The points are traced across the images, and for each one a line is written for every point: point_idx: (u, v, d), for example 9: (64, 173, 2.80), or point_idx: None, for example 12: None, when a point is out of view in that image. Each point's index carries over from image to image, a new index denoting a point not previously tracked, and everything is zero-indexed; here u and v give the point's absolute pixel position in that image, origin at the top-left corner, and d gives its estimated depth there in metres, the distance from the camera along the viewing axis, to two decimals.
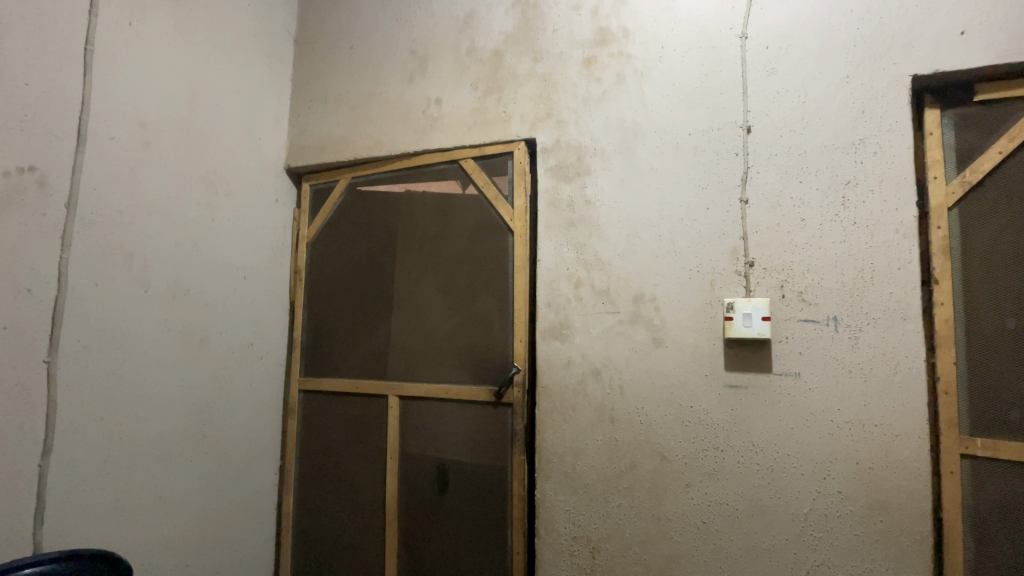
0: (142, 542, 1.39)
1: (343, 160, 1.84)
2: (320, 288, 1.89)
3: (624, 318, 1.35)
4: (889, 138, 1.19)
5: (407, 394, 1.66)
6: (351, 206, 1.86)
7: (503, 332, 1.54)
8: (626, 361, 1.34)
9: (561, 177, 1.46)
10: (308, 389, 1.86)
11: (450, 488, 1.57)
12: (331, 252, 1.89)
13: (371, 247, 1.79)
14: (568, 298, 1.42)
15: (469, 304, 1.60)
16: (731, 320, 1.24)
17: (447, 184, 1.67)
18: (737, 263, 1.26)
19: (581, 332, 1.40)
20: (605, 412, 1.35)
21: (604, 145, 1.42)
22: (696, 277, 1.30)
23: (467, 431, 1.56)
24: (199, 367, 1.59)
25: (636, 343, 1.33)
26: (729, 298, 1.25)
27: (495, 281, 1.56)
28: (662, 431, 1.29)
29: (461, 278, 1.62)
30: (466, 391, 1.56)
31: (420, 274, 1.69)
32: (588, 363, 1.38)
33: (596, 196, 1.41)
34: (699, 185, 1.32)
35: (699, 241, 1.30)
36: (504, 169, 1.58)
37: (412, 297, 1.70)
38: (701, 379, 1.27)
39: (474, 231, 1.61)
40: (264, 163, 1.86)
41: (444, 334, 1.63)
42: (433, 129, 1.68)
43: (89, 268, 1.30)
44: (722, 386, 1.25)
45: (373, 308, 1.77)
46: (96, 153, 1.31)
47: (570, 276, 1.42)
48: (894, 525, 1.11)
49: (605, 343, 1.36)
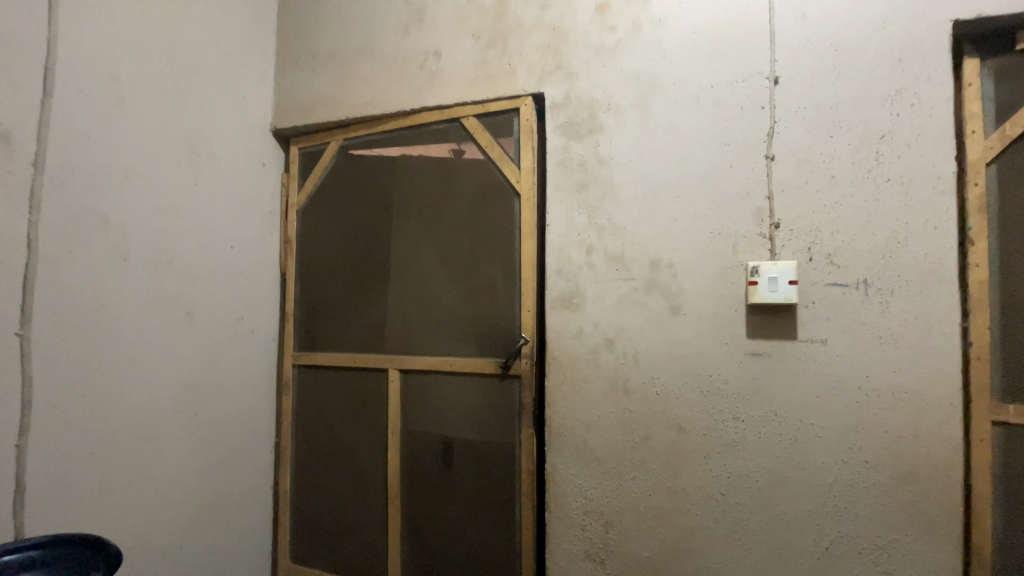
0: (130, 526, 1.32)
1: (333, 121, 1.72)
2: (312, 260, 1.80)
3: (639, 286, 1.28)
4: (926, 89, 1.10)
5: (408, 369, 1.59)
6: (343, 172, 1.75)
7: (509, 302, 1.46)
8: (641, 331, 1.27)
9: (572, 136, 1.36)
10: (303, 364, 1.78)
11: (455, 463, 1.52)
12: (324, 221, 1.79)
13: (367, 213, 1.70)
14: (579, 264, 1.34)
15: (473, 274, 1.51)
16: (754, 285, 1.16)
17: (447, 145, 1.56)
18: (761, 226, 1.19)
19: (593, 300, 1.32)
20: (619, 384, 1.28)
21: (618, 100, 1.32)
22: (716, 240, 1.22)
23: (472, 405, 1.50)
24: (187, 342, 1.50)
25: (651, 312, 1.26)
26: (753, 261, 1.18)
27: (500, 248, 1.47)
28: (679, 402, 1.23)
29: (464, 245, 1.53)
30: (470, 365, 1.49)
31: (420, 243, 1.60)
32: (600, 333, 1.31)
33: (609, 156, 1.32)
34: (721, 142, 1.23)
35: (719, 202, 1.22)
36: (508, 128, 1.47)
37: (412, 267, 1.61)
38: (720, 347, 1.20)
39: (477, 195, 1.51)
40: (249, 125, 1.73)
41: (447, 306, 1.55)
42: (431, 85, 1.56)
43: (62, 234, 1.19)
44: (744, 354, 1.19)
45: (371, 279, 1.68)
46: (65, 105, 1.19)
47: (581, 241, 1.34)
48: (920, 495, 1.07)
49: (618, 312, 1.29)
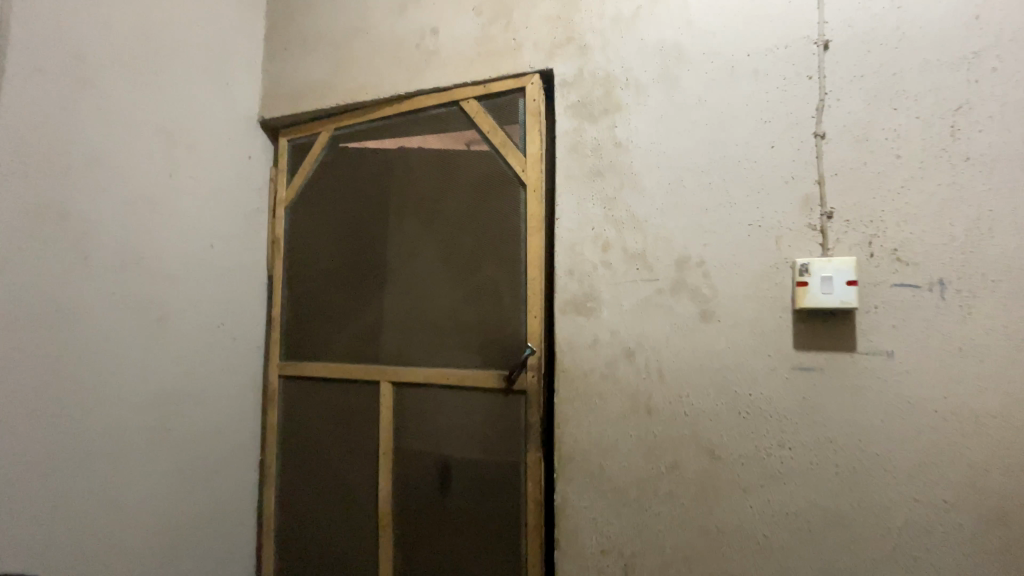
0: (87, 559, 1.17)
1: (323, 109, 1.58)
2: (301, 261, 1.65)
3: (664, 287, 1.10)
4: (1012, 49, 0.92)
5: (402, 382, 1.42)
6: (335, 164, 1.61)
7: (514, 306, 1.29)
8: (666, 341, 1.09)
9: (585, 116, 1.19)
10: (289, 375, 1.63)
11: (453, 489, 1.34)
12: (313, 218, 1.64)
13: (360, 209, 1.55)
14: (593, 263, 1.16)
15: (474, 275, 1.35)
16: (804, 286, 0.97)
17: (446, 132, 1.40)
18: (810, 216, 1.00)
19: (610, 304, 1.14)
20: (640, 402, 1.10)
21: (638, 75, 1.15)
22: (755, 234, 1.03)
23: (472, 423, 1.33)
24: (158, 350, 1.36)
25: (678, 318, 1.08)
26: (802, 258, 0.99)
27: (504, 245, 1.31)
28: (712, 425, 1.05)
29: (465, 242, 1.36)
30: (469, 378, 1.32)
31: (416, 241, 1.44)
32: (619, 342, 1.13)
33: (628, 138, 1.15)
34: (760, 119, 1.05)
35: (759, 189, 1.04)
36: (513, 110, 1.31)
37: (407, 267, 1.45)
38: (762, 360, 1.02)
39: (478, 186, 1.35)
40: (233, 114, 1.60)
41: (445, 311, 1.39)
42: (427, 66, 1.41)
43: (12, 229, 1.05)
44: (790, 369, 1.00)
45: (363, 281, 1.52)
46: (18, 84, 1.06)
47: (596, 237, 1.16)
48: (1015, 544, 0.87)
49: (639, 318, 1.11)
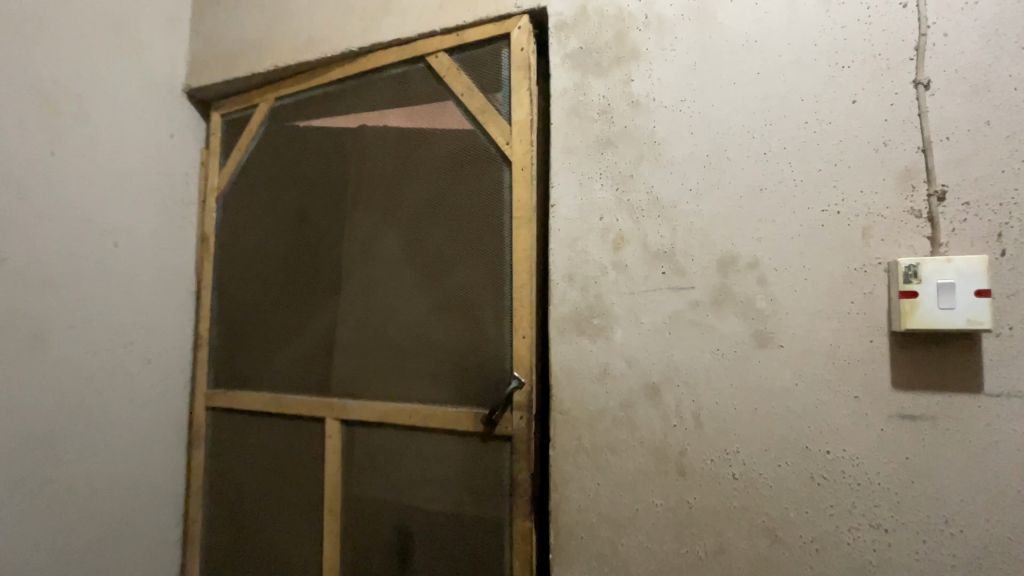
0: None
1: (260, 73, 1.26)
2: (233, 264, 1.33)
3: (699, 299, 0.79)
4: None
5: (353, 419, 1.10)
6: (275, 144, 1.29)
7: (495, 323, 0.97)
8: (702, 373, 0.79)
9: (589, 68, 0.88)
10: (217, 406, 1.30)
11: (416, 563, 1.02)
12: (249, 211, 1.32)
13: (304, 198, 1.23)
14: (601, 266, 0.86)
15: (444, 281, 1.04)
16: (913, 299, 0.66)
17: (409, 97, 1.09)
18: (913, 198, 0.70)
19: (624, 322, 0.84)
20: (667, 457, 0.80)
21: (661, 10, 0.85)
22: (831, 223, 0.74)
23: (441, 475, 1.01)
24: (27, 380, 1.04)
25: (719, 342, 0.78)
26: (907, 257, 0.67)
27: (483, 242, 0.99)
28: (771, 494, 0.75)
29: (434, 239, 1.05)
30: (437, 416, 1.01)
31: (373, 236, 1.13)
32: (637, 374, 0.82)
33: (648, 95, 0.84)
34: (835, 62, 0.75)
35: (836, 160, 0.74)
36: (493, 63, 0.99)
37: (362, 272, 1.14)
38: (842, 403, 0.72)
39: (449, 164, 1.04)
40: (149, 82, 1.29)
41: (408, 327, 1.07)
42: (386, 13, 1.10)
43: None
44: (887, 417, 0.70)
45: (308, 289, 1.21)
46: None
47: (605, 230, 0.86)
48: None
49: (665, 341, 0.81)
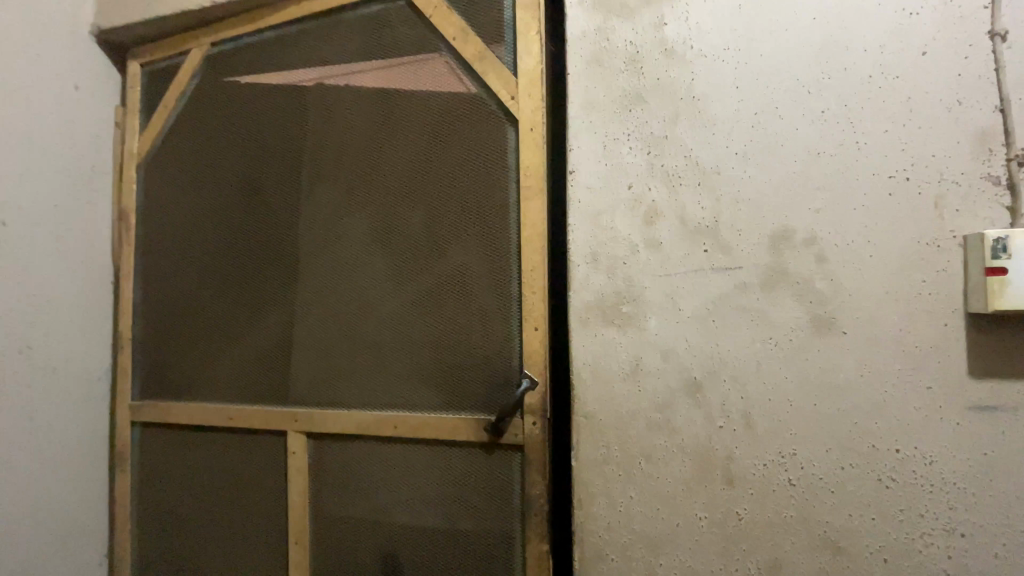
0: None
1: (192, 11, 1.03)
2: (160, 249, 1.09)
3: (747, 281, 0.69)
4: None
5: (322, 432, 0.92)
6: (210, 100, 1.05)
7: (499, 313, 0.83)
8: (752, 365, 0.68)
9: (612, 8, 0.75)
10: (145, 421, 1.07)
11: None
12: (178, 183, 1.08)
13: (249, 167, 1.01)
14: (630, 243, 0.73)
15: (433, 264, 0.87)
16: (999, 277, 0.58)
17: (385, 43, 0.91)
18: (990, 163, 0.62)
19: (659, 308, 0.71)
20: (713, 462, 0.70)
21: None
22: (899, 192, 0.65)
23: (433, 494, 0.86)
24: None
25: (771, 329, 0.68)
26: (993, 230, 0.59)
27: (482, 217, 0.84)
28: (832, 500, 0.66)
29: (418, 214, 0.88)
30: (430, 424, 0.85)
31: (338, 214, 0.93)
32: (675, 368, 0.71)
33: (684, 42, 0.72)
34: (900, 7, 0.66)
35: (903, 120, 0.65)
36: (493, 3, 0.84)
37: (326, 255, 0.94)
38: (912, 395, 0.64)
39: (438, 126, 0.87)
40: (41, 18, 1.02)
41: (387, 322, 0.90)
42: None
43: None
44: (964, 411, 0.62)
45: (256, 277, 0.99)
46: None
47: (634, 201, 0.73)
48: None
49: (707, 330, 0.70)
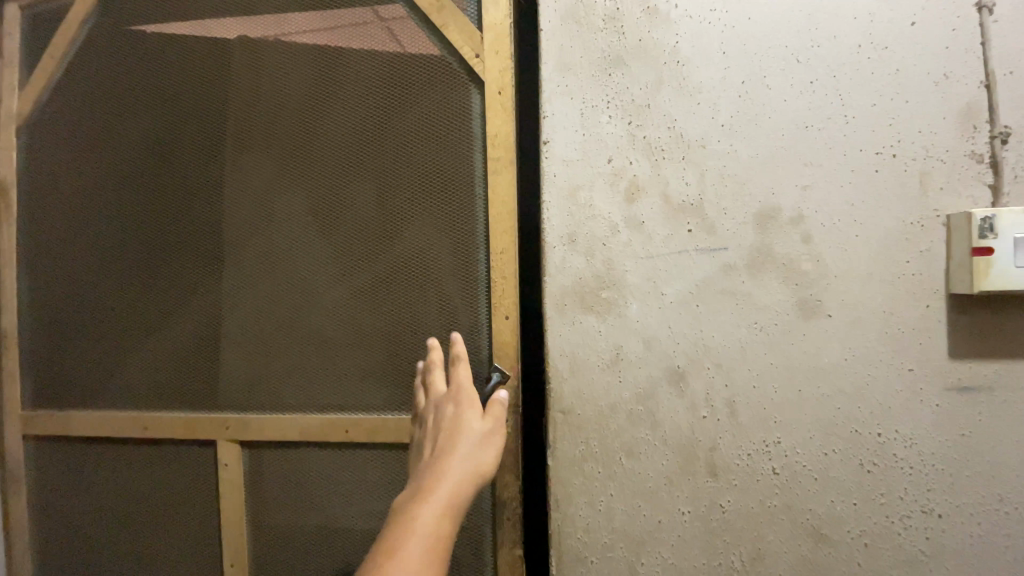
0: None
1: None
2: (49, 230, 0.91)
3: (732, 262, 0.65)
4: None
5: (261, 439, 0.81)
6: (105, 50, 0.87)
7: (465, 300, 0.75)
8: (737, 351, 0.65)
9: None
10: (40, 434, 0.91)
11: None
12: (68, 151, 0.89)
13: (157, 132, 0.85)
14: (610, 222, 0.66)
15: (388, 247, 0.77)
16: (984, 256, 0.58)
17: None
18: (974, 139, 0.61)
19: (641, 292, 0.66)
20: (696, 455, 0.66)
21: None
22: (885, 169, 0.62)
23: (393, 500, 0.78)
24: None
25: (756, 312, 0.64)
26: (979, 209, 0.58)
27: (444, 193, 0.74)
28: (815, 488, 0.64)
29: (369, 189, 0.77)
30: (388, 425, 0.76)
31: (271, 191, 0.81)
32: (658, 357, 0.66)
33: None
34: None
35: (890, 93, 0.62)
36: None
37: (259, 237, 0.81)
38: (894, 378, 0.62)
39: (389, 87, 0.75)
40: None
41: (334, 314, 0.79)
42: None
43: None
44: (943, 392, 0.61)
45: (173, 263, 0.84)
46: None
47: (614, 176, 0.66)
48: None
49: (692, 316, 0.65)
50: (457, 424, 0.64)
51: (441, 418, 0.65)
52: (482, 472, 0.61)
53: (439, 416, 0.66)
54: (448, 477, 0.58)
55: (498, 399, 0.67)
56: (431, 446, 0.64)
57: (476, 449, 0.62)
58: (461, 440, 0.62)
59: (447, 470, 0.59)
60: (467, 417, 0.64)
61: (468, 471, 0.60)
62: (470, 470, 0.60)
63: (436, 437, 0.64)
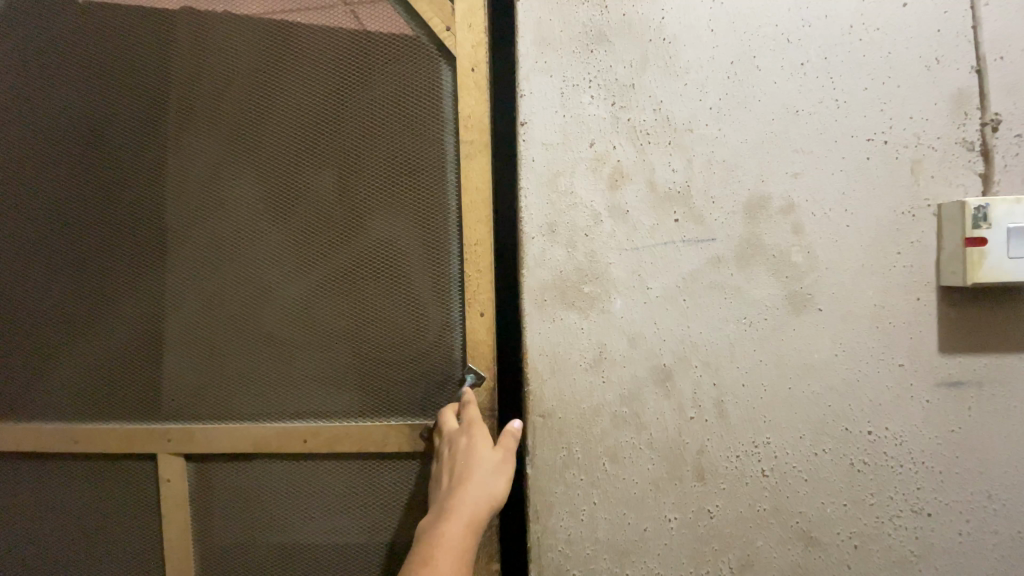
0: None
1: None
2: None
3: (722, 254, 0.61)
4: None
5: (211, 451, 0.73)
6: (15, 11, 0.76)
7: (437, 295, 0.69)
8: (726, 348, 0.61)
9: None
10: None
11: None
12: None
13: (79, 109, 0.74)
14: (593, 211, 0.62)
15: (353, 237, 0.70)
16: (977, 248, 0.56)
17: None
18: (965, 127, 0.59)
19: (626, 286, 0.62)
20: (684, 459, 0.62)
21: None
22: (877, 157, 0.60)
23: (358, 514, 0.72)
24: None
25: (747, 307, 0.61)
26: (972, 199, 0.56)
27: (414, 179, 0.68)
28: (806, 490, 0.61)
29: (331, 174, 0.70)
30: (351, 434, 0.70)
31: (218, 175, 0.72)
32: (644, 356, 0.62)
33: None
34: None
35: (882, 77, 0.60)
36: None
37: (207, 225, 0.73)
38: (886, 374, 0.60)
39: (352, 61, 0.68)
40: None
41: (287, 312, 0.72)
42: None
43: None
44: (934, 387, 0.60)
45: (107, 255, 0.75)
46: None
47: (597, 161, 0.62)
48: None
49: (680, 311, 0.61)
50: (470, 459, 0.60)
51: (452, 449, 0.62)
52: (497, 500, 0.60)
53: (451, 449, 0.62)
54: (463, 516, 0.58)
55: (510, 430, 0.62)
56: (446, 477, 0.61)
57: (488, 485, 0.59)
58: (474, 477, 0.59)
59: (462, 505, 0.58)
60: (480, 450, 0.61)
61: (483, 501, 0.59)
62: (485, 505, 0.59)
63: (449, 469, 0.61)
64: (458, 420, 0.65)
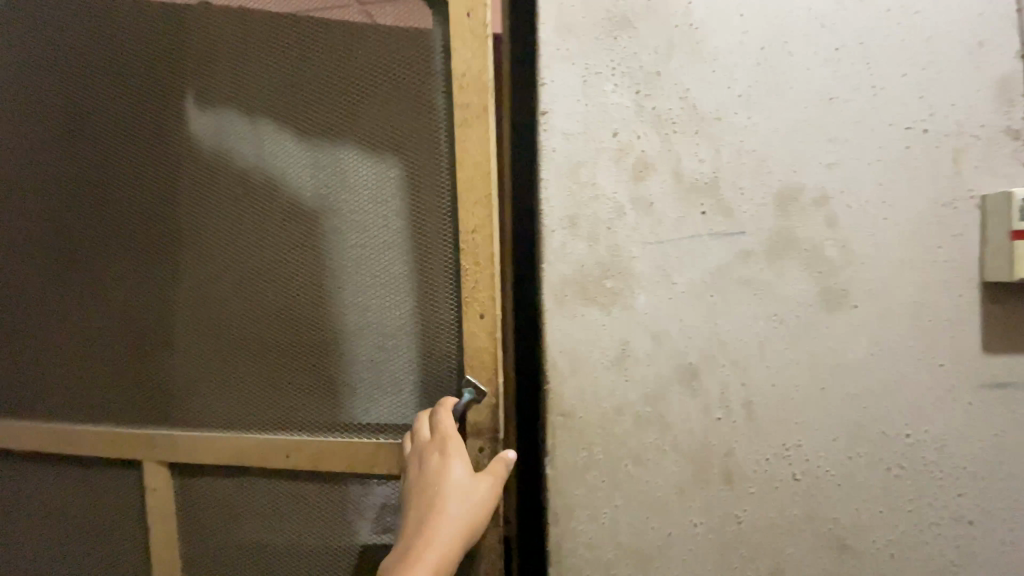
0: None
1: None
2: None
3: (751, 248, 0.58)
4: None
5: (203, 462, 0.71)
6: None
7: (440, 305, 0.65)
8: (756, 346, 0.59)
9: None
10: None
11: None
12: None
13: (60, 94, 0.69)
14: (616, 203, 0.59)
15: (353, 248, 0.66)
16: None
17: None
18: (1012, 114, 0.56)
19: (650, 280, 0.59)
20: (710, 462, 0.59)
21: None
22: (917, 146, 0.57)
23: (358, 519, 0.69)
24: None
25: (778, 303, 0.58)
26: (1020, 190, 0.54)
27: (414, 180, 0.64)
28: (839, 495, 0.58)
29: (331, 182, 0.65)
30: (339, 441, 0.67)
31: (208, 180, 0.67)
32: (669, 354, 0.59)
33: None
34: None
35: (923, 62, 0.57)
36: None
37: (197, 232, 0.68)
38: (926, 375, 0.57)
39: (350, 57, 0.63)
40: None
41: (278, 316, 0.68)
42: None
43: None
44: (978, 389, 0.57)
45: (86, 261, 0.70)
46: None
47: (621, 152, 0.59)
48: None
49: (706, 307, 0.59)
50: (444, 477, 0.58)
51: (424, 466, 0.59)
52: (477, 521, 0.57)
53: (423, 465, 0.59)
54: (440, 540, 0.55)
55: (503, 459, 0.61)
56: (418, 498, 0.58)
57: (461, 503, 0.57)
58: (448, 495, 0.57)
59: (440, 526, 0.56)
60: (454, 468, 0.58)
61: (459, 524, 0.56)
62: (463, 527, 0.56)
63: (420, 488, 0.58)
64: (430, 431, 0.61)
